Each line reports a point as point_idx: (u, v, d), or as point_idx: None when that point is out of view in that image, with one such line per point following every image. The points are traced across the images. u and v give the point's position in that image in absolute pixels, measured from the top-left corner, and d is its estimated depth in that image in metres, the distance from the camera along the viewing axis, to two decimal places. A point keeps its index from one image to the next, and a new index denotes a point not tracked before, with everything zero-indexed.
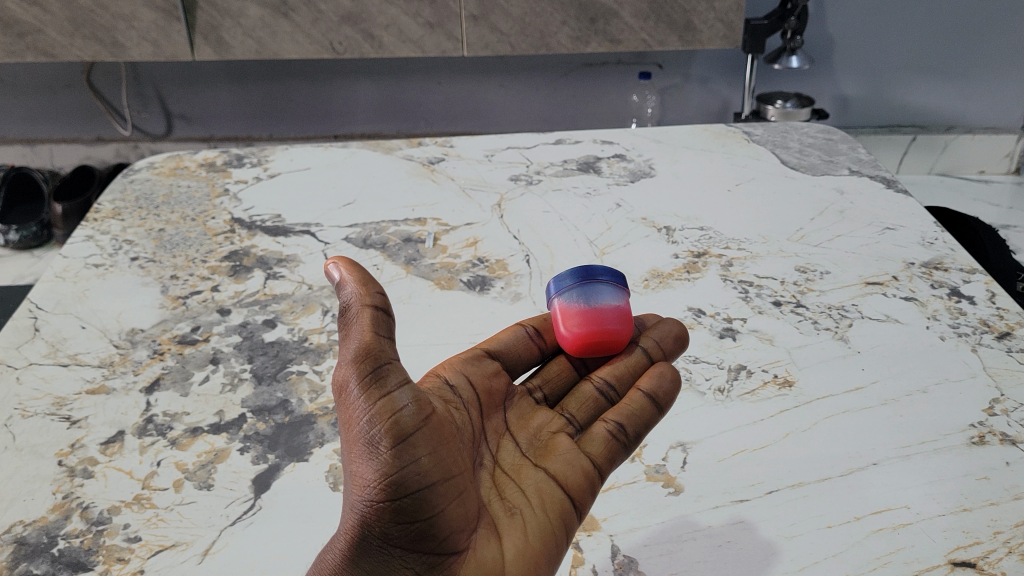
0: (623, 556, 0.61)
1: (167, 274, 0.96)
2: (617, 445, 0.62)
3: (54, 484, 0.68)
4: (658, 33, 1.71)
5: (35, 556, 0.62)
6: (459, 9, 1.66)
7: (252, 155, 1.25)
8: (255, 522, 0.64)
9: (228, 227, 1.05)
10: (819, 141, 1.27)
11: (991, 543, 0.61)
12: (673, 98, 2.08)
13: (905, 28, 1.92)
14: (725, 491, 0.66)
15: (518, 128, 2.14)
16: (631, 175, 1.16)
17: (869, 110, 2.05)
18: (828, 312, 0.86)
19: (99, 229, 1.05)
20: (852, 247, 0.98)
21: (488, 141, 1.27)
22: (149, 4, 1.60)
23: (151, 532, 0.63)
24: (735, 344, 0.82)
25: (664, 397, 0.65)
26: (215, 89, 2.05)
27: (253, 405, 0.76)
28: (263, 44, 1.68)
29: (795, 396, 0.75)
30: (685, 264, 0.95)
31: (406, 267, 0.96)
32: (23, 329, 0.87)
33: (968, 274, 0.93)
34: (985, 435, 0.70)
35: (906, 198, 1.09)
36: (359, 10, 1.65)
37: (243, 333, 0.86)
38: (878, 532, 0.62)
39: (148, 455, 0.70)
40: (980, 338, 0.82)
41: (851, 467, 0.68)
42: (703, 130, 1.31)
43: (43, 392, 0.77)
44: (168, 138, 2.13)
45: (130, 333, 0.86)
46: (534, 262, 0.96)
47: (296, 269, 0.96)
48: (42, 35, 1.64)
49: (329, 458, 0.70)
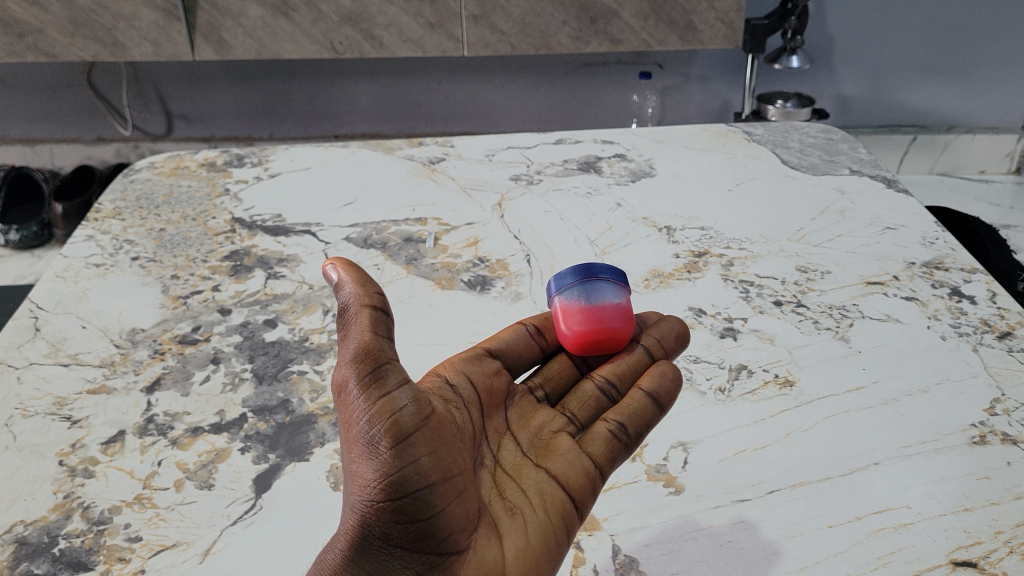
0: (624, 556, 0.61)
1: (168, 274, 0.96)
2: (618, 445, 0.62)
3: (55, 484, 0.68)
4: (658, 33, 1.71)
5: (36, 556, 0.62)
6: (459, 9, 1.66)
7: (252, 155, 1.25)
8: (255, 522, 0.64)
9: (228, 226, 1.05)
10: (820, 141, 1.27)
11: (991, 543, 0.61)
12: (673, 98, 2.08)
13: (906, 28, 1.92)
14: (726, 491, 0.66)
15: (518, 128, 2.14)
16: (631, 175, 1.16)
17: (869, 110, 2.05)
18: (828, 312, 0.86)
19: (99, 229, 1.05)
20: (853, 247, 0.98)
21: (488, 141, 1.27)
22: (149, 4, 1.60)
23: (151, 532, 0.63)
24: (736, 344, 0.82)
25: (665, 396, 0.65)
26: (215, 89, 2.05)
27: (253, 405, 0.76)
28: (263, 44, 1.68)
29: (796, 396, 0.75)
30: (686, 264, 0.95)
31: (406, 267, 0.96)
32: (24, 329, 0.87)
33: (969, 274, 0.92)
34: (986, 435, 0.70)
35: (907, 198, 1.09)
36: (359, 10, 1.65)
37: (244, 333, 0.86)
38: (879, 532, 0.62)
39: (149, 455, 0.70)
40: (981, 338, 0.82)
41: (852, 467, 0.68)
42: (703, 129, 1.31)
43: (43, 392, 0.77)
44: (168, 138, 2.13)
45: (130, 332, 0.86)
46: (535, 262, 0.96)
47: (297, 269, 0.96)
48: (42, 35, 1.64)
49: (329, 458, 0.70)
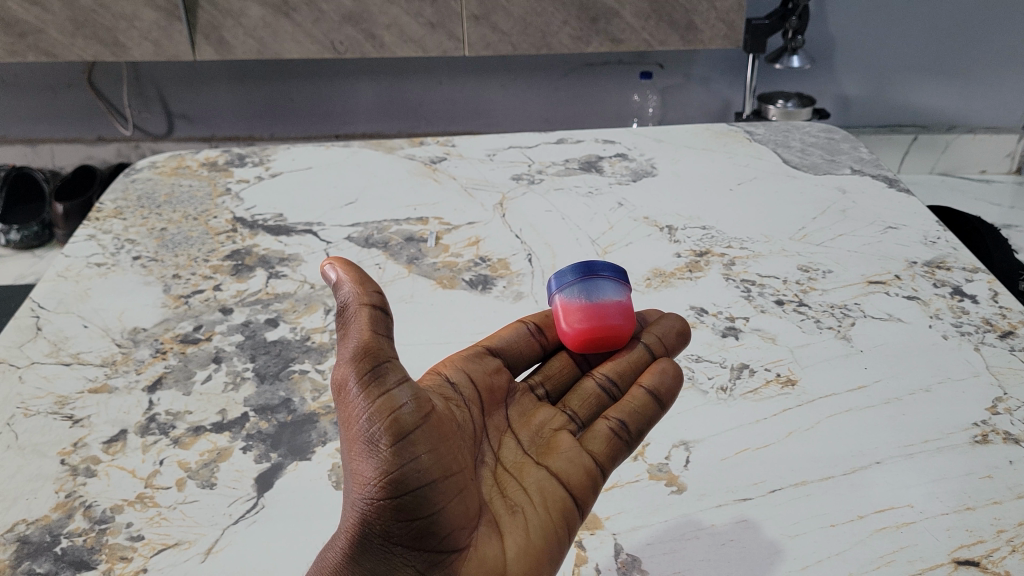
0: (627, 555, 0.61)
1: (169, 274, 0.96)
2: (619, 443, 0.62)
3: (57, 483, 0.68)
4: (659, 33, 1.71)
5: (38, 555, 0.62)
6: (460, 9, 1.66)
7: (253, 154, 1.24)
8: (257, 521, 0.64)
9: (229, 226, 1.05)
10: (821, 140, 1.26)
11: (994, 542, 0.61)
12: (674, 98, 2.08)
13: (907, 27, 1.92)
14: (728, 490, 0.66)
15: (519, 127, 2.14)
16: (632, 174, 1.16)
17: (870, 109, 2.05)
18: (830, 311, 0.86)
19: (101, 228, 1.05)
20: (855, 246, 0.98)
21: (489, 140, 1.27)
22: (150, 4, 1.60)
23: (153, 531, 0.63)
24: (737, 343, 0.82)
25: (666, 393, 0.65)
26: (216, 89, 2.05)
27: (255, 404, 0.76)
28: (264, 44, 1.68)
29: (797, 395, 0.75)
30: (687, 263, 0.95)
31: (407, 267, 0.96)
32: (26, 328, 0.87)
33: (970, 273, 0.92)
34: (988, 434, 0.70)
35: (908, 198, 1.09)
36: (360, 10, 1.65)
37: (245, 333, 0.86)
38: (881, 530, 0.62)
39: (150, 455, 0.70)
40: (983, 337, 0.82)
41: (854, 466, 0.68)
42: (704, 129, 1.30)
43: (45, 392, 0.77)
44: (169, 138, 2.13)
45: (132, 332, 0.86)
46: (536, 262, 0.96)
47: (298, 269, 0.96)
48: (43, 35, 1.64)
49: (331, 458, 0.70)
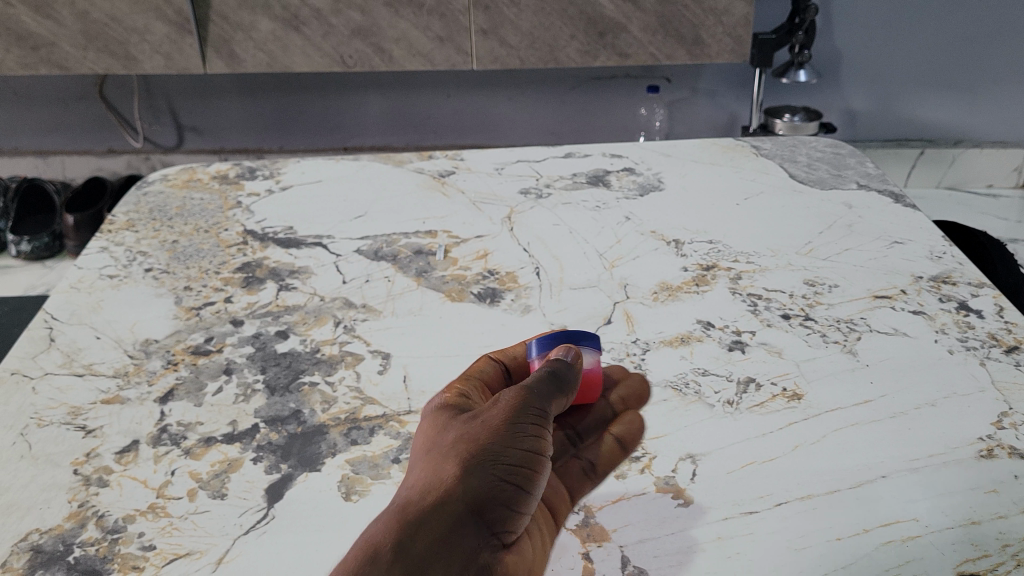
0: (634, 567, 0.62)
1: (180, 285, 0.97)
2: (588, 479, 0.68)
3: (70, 492, 0.69)
4: (666, 47, 1.72)
5: (51, 564, 0.63)
6: (468, 23, 1.68)
7: (264, 167, 1.26)
8: (268, 531, 0.65)
9: (240, 239, 1.06)
10: (828, 155, 1.27)
11: (999, 556, 0.61)
12: (682, 112, 2.09)
13: (912, 40, 1.93)
14: (733, 503, 0.66)
15: (526, 141, 2.15)
16: (640, 188, 1.17)
17: (878, 124, 2.05)
18: (836, 326, 0.87)
19: (113, 240, 1.07)
20: (860, 261, 0.98)
21: (498, 154, 1.28)
22: (162, 18, 1.63)
23: (165, 540, 0.64)
24: (743, 357, 0.82)
25: (629, 442, 0.72)
26: (226, 101, 2.08)
27: (266, 415, 0.77)
28: (274, 57, 1.70)
29: (803, 408, 0.75)
30: (694, 277, 0.96)
31: (417, 279, 0.97)
32: (39, 338, 0.88)
33: (976, 287, 0.93)
34: (994, 449, 0.71)
35: (914, 212, 1.10)
36: (370, 24, 1.67)
37: (256, 344, 0.87)
38: (887, 544, 0.62)
39: (162, 464, 0.71)
40: (988, 352, 0.82)
41: (860, 480, 0.68)
42: (712, 143, 1.31)
43: (59, 402, 0.78)
44: (179, 149, 2.15)
45: (143, 343, 0.87)
46: (544, 275, 0.97)
47: (308, 281, 0.97)
48: (55, 48, 1.66)
49: (341, 468, 0.71)
